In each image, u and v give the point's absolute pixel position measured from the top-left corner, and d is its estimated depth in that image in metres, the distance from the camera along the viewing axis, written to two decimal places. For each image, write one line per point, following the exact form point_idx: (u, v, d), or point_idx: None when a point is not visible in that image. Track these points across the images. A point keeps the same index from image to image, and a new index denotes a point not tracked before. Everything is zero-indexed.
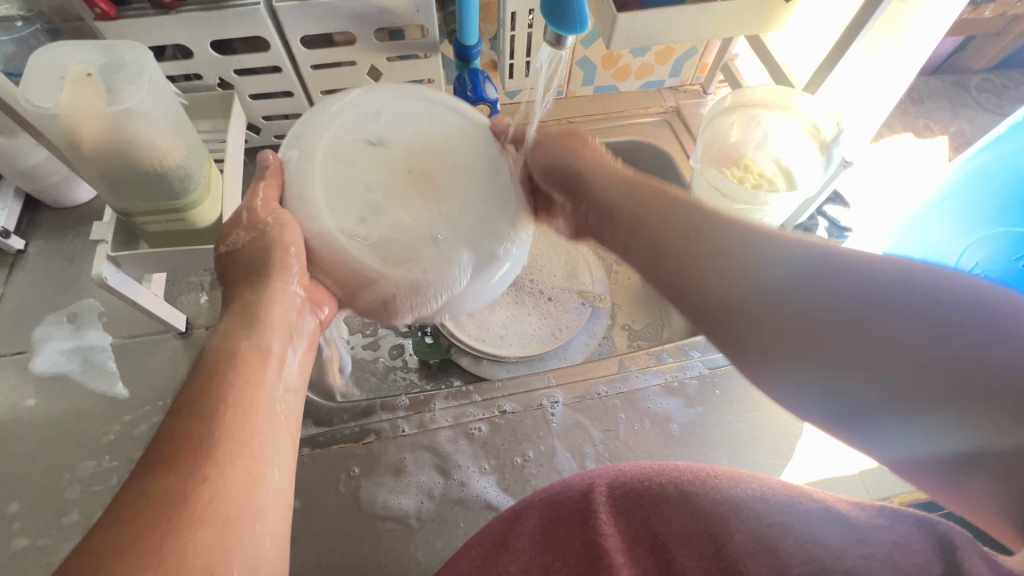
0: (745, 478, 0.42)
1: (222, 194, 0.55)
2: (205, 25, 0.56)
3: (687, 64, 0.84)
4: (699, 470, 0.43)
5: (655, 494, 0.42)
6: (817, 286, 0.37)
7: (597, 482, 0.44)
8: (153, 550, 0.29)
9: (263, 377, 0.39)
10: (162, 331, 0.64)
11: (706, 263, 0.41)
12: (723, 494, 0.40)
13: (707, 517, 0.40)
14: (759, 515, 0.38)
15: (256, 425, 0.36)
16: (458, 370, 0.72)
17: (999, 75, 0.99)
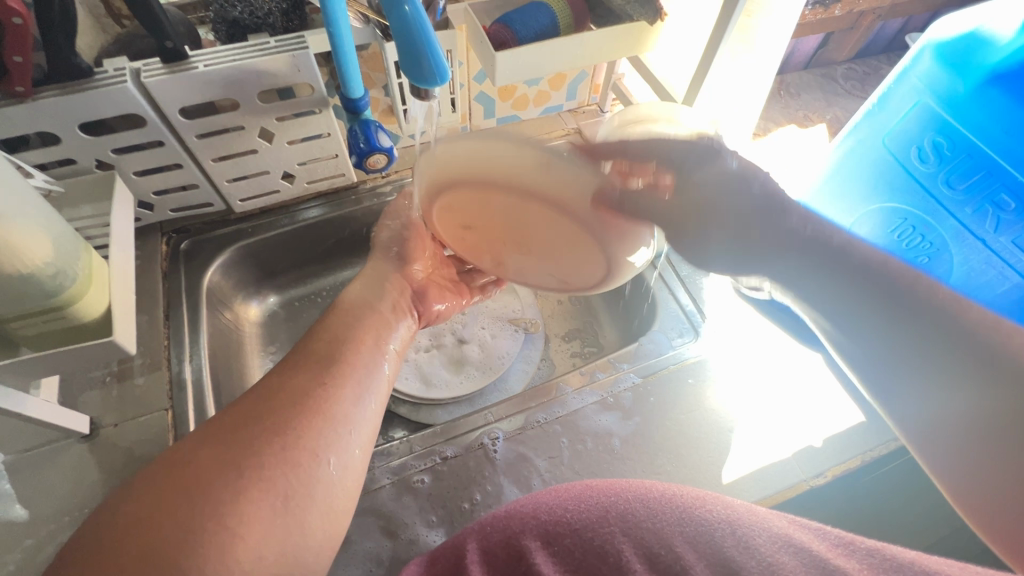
0: (714, 504, 0.43)
1: (109, 282, 0.52)
2: (68, 109, 0.53)
3: (581, 87, 0.88)
4: (675, 501, 0.43)
5: (622, 511, 0.43)
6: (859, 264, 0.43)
7: (570, 500, 0.46)
8: (262, 415, 0.45)
9: (369, 323, 0.58)
10: (62, 437, 0.58)
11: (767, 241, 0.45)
12: (688, 517, 0.41)
13: (670, 543, 0.40)
14: (722, 538, 0.39)
15: (356, 365, 0.52)
16: (400, 420, 0.71)
17: (860, 64, 1.10)
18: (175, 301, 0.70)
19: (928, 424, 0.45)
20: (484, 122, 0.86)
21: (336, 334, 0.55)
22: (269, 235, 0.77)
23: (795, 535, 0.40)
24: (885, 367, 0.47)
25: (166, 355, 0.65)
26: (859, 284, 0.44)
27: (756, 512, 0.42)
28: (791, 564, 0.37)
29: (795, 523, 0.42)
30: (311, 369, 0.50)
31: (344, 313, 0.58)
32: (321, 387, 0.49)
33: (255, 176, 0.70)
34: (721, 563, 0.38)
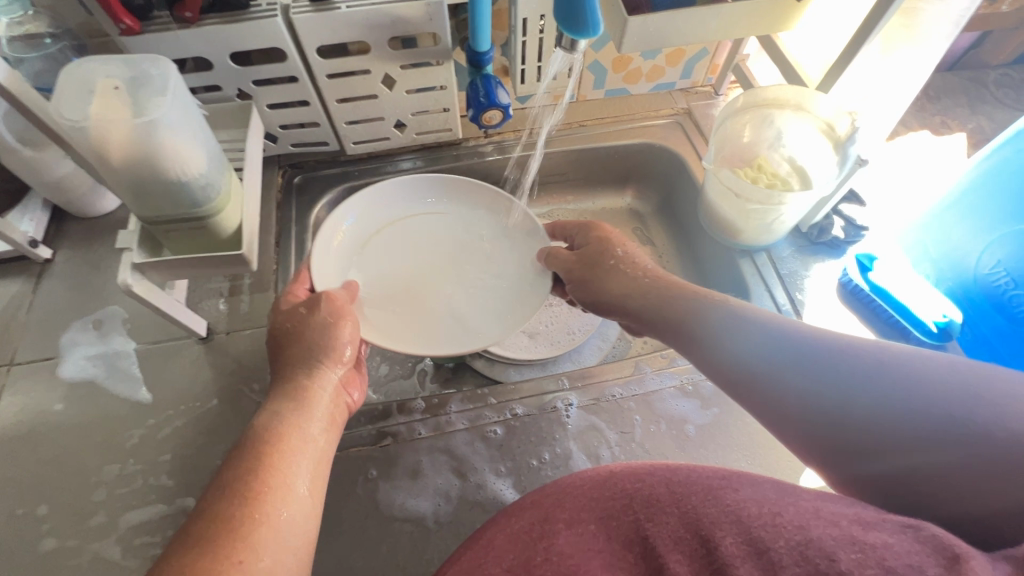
0: (743, 488, 0.37)
1: (241, 201, 0.57)
2: (225, 38, 0.58)
3: (698, 66, 0.84)
4: (699, 479, 0.38)
5: (647, 495, 0.38)
6: (815, 365, 0.41)
7: (594, 491, 0.40)
8: None
9: (284, 461, 0.42)
10: (183, 337, 0.65)
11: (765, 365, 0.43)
12: (718, 496, 0.36)
13: (699, 518, 0.35)
14: (751, 517, 0.34)
15: (274, 517, 0.38)
16: (474, 374, 0.73)
17: (1018, 70, 0.98)
18: (286, 230, 0.75)
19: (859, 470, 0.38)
20: (592, 93, 0.85)
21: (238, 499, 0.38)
22: (374, 180, 0.81)
23: (830, 514, 0.33)
24: (801, 397, 0.41)
25: (273, 279, 0.71)
26: (835, 364, 0.40)
27: (786, 493, 0.36)
28: (826, 540, 0.31)
29: (826, 499, 0.36)
30: (213, 532, 0.36)
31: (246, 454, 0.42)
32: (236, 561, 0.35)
33: (370, 121, 0.73)
34: (755, 543, 0.32)
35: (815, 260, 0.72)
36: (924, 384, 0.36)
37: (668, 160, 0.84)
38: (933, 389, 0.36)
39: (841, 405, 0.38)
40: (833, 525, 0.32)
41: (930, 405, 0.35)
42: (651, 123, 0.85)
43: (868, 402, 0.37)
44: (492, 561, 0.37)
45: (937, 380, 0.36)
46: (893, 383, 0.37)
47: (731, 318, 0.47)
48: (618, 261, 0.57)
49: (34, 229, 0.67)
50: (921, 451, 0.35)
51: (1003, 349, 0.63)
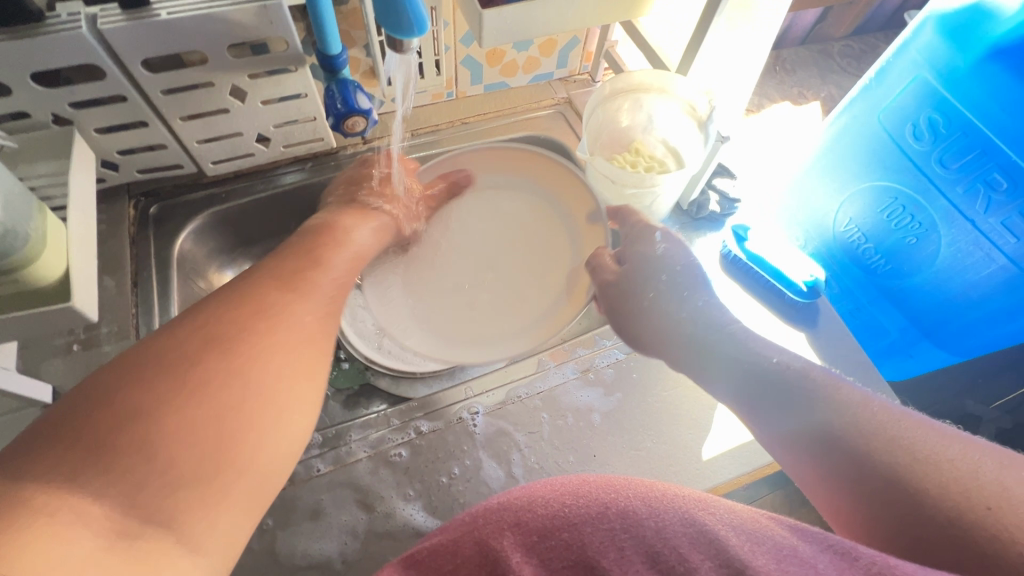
0: (721, 513, 0.38)
1: (67, 244, 0.49)
2: (18, 56, 0.49)
3: (572, 55, 0.84)
4: (678, 501, 0.39)
5: (622, 507, 0.38)
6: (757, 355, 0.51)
7: (567, 497, 0.40)
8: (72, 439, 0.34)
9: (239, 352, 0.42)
10: (24, 406, 0.56)
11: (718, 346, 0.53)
12: (695, 520, 0.37)
13: (676, 545, 0.36)
14: (727, 536, 0.36)
15: (205, 403, 0.38)
16: (380, 393, 0.70)
17: (857, 41, 1.08)
18: (144, 267, 0.67)
19: (787, 443, 0.47)
20: (471, 89, 0.83)
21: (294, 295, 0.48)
22: (245, 201, 0.74)
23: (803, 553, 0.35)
24: (766, 386, 0.49)
25: (133, 323, 0.63)
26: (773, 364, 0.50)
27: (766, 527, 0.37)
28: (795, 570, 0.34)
29: (800, 536, 0.37)
30: (149, 389, 0.37)
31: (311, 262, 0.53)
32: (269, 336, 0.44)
33: (227, 137, 0.67)
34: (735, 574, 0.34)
35: (699, 235, 0.75)
36: (856, 417, 0.44)
37: (555, 151, 0.84)
38: (851, 419, 0.44)
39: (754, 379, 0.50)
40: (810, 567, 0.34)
41: (831, 405, 0.45)
42: (534, 115, 0.84)
43: (787, 385, 0.48)
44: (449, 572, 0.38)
45: (845, 403, 0.45)
46: (823, 394, 0.47)
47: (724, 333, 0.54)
48: (658, 295, 0.58)
49: None
50: (797, 416, 0.47)
51: (863, 298, 0.69)
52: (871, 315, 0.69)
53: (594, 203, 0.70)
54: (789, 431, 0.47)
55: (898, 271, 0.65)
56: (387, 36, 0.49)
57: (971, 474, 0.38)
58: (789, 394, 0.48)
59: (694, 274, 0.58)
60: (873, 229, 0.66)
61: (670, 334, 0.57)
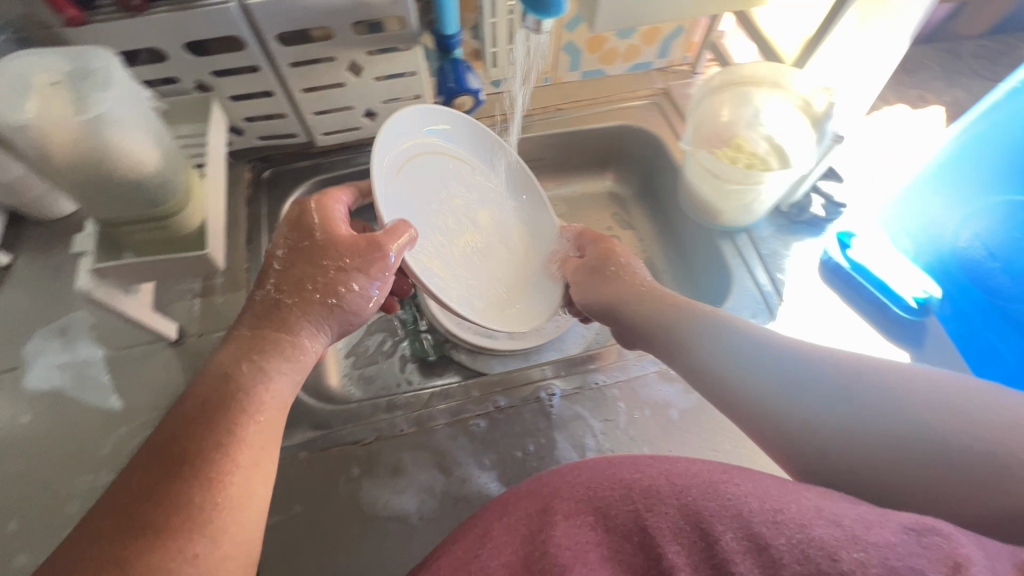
0: (746, 483, 0.36)
1: (203, 199, 0.54)
2: (176, 27, 0.55)
3: (675, 44, 0.82)
4: (702, 474, 0.37)
5: (646, 486, 0.37)
6: (805, 373, 0.42)
7: (592, 479, 0.39)
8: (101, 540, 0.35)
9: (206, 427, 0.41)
10: (153, 341, 0.63)
11: (754, 372, 0.44)
12: (718, 491, 0.35)
13: (698, 511, 0.34)
14: (751, 512, 0.33)
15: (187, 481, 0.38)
16: (457, 365, 0.73)
17: (993, 41, 0.97)
18: (257, 227, 0.72)
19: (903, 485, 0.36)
20: (568, 75, 0.83)
21: (221, 454, 0.40)
22: (347, 172, 0.78)
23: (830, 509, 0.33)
24: (791, 406, 0.42)
25: (246, 277, 0.69)
26: (822, 376, 0.41)
27: (789, 489, 0.36)
28: (828, 540, 0.31)
29: (827, 497, 0.35)
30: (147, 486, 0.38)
31: (232, 386, 0.44)
32: (196, 547, 0.36)
33: (339, 111, 0.71)
34: (756, 541, 0.32)
35: (797, 239, 0.72)
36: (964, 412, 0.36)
37: (647, 142, 0.82)
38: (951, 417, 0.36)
39: (820, 408, 0.40)
40: (834, 527, 0.32)
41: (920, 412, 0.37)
42: (629, 105, 0.83)
43: (862, 406, 0.39)
44: (488, 553, 0.37)
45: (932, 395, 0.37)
46: (903, 398, 0.38)
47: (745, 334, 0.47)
48: (618, 267, 0.62)
49: None
50: (893, 444, 0.37)
51: (979, 321, 0.63)
52: (988, 340, 0.62)
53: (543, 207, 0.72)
54: (896, 468, 0.37)
55: None
56: (527, 14, 0.51)
57: (993, 448, 0.34)
58: (817, 415, 0.40)
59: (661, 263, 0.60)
60: (1003, 246, 0.60)
61: (705, 356, 0.48)
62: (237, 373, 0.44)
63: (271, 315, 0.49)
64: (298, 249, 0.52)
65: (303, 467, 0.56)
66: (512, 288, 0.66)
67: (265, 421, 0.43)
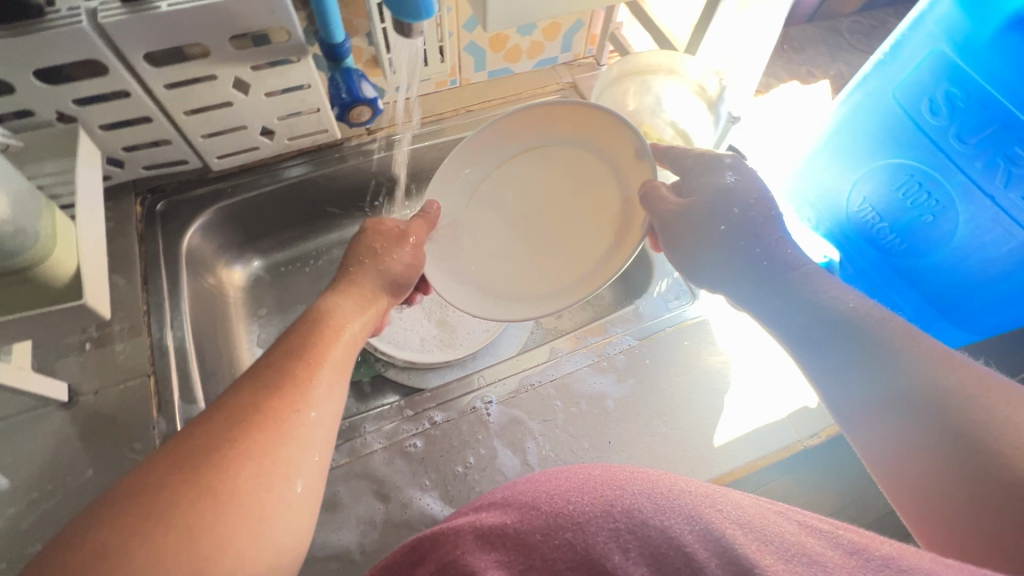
0: (724, 507, 0.33)
1: (75, 242, 0.49)
2: (20, 54, 0.49)
3: (576, 38, 0.83)
4: (680, 497, 0.34)
5: (626, 501, 0.34)
6: (823, 308, 0.51)
7: (557, 493, 0.36)
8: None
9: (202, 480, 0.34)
10: (40, 405, 0.56)
11: (781, 295, 0.55)
12: (701, 515, 0.32)
13: (676, 543, 0.31)
14: (734, 535, 0.31)
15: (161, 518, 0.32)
16: (392, 384, 0.70)
17: (866, 17, 1.05)
18: (153, 264, 0.66)
19: (866, 407, 0.46)
20: (475, 76, 0.82)
21: (317, 355, 0.46)
22: (250, 196, 0.73)
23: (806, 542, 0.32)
24: (840, 345, 0.48)
25: (146, 320, 0.63)
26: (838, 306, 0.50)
27: (771, 513, 0.34)
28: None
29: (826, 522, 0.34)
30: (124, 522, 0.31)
31: (318, 324, 0.49)
32: (293, 414, 0.40)
33: (233, 131, 0.66)
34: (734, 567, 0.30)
35: None
36: (950, 390, 0.41)
37: None
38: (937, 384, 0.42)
39: (831, 337, 0.49)
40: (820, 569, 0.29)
41: (910, 368, 0.43)
42: (540, 101, 0.83)
43: (850, 334, 0.48)
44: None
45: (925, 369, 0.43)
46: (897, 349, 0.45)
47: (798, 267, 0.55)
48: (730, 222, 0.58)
49: None
50: (867, 373, 0.46)
51: (879, 278, 0.68)
52: (887, 295, 0.68)
53: (638, 138, 0.59)
54: (867, 392, 0.46)
55: (915, 248, 0.63)
56: (396, 20, 0.50)
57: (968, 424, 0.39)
58: (810, 331, 0.51)
59: (769, 210, 0.58)
60: (889, 208, 0.64)
61: (736, 286, 0.59)
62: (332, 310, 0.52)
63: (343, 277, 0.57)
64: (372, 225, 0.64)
65: None
66: (563, 265, 0.65)
67: (346, 346, 0.49)
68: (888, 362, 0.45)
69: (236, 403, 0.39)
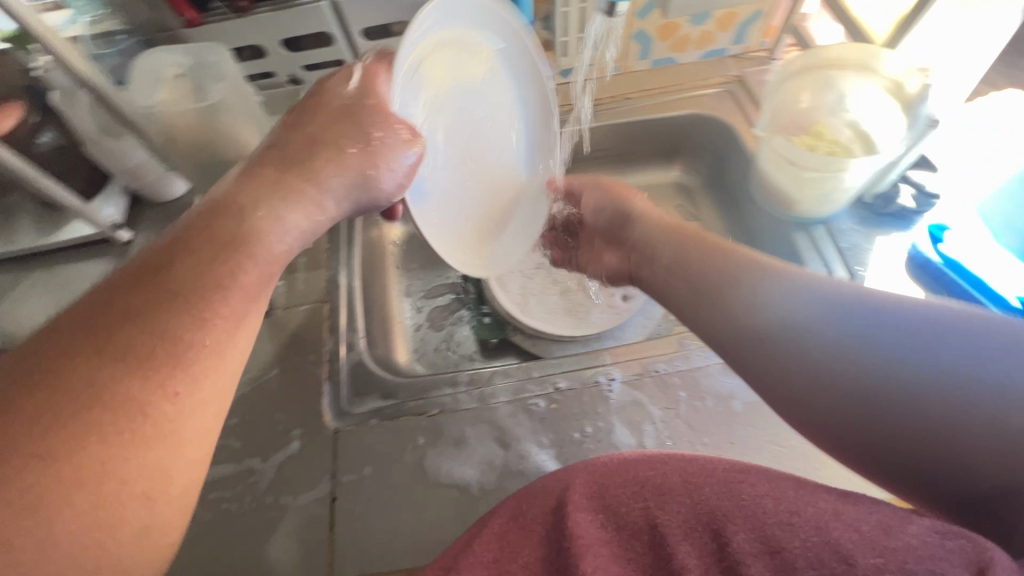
0: (760, 486, 0.38)
1: None
2: (276, 25, 0.60)
3: (751, 30, 0.79)
4: (714, 472, 0.40)
5: (658, 481, 0.40)
6: (821, 298, 0.41)
7: (607, 474, 0.43)
8: None
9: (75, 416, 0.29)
10: None
11: (736, 286, 0.46)
12: (734, 490, 0.38)
13: (712, 511, 0.38)
14: (767, 513, 0.36)
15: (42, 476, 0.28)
16: (515, 348, 0.76)
17: None
18: None
19: (899, 409, 0.36)
20: (638, 64, 0.82)
21: (206, 298, 0.34)
22: None
23: (847, 507, 0.36)
24: (872, 331, 0.38)
25: (326, 258, 0.75)
26: (819, 295, 0.41)
27: (807, 492, 0.37)
28: (846, 542, 0.33)
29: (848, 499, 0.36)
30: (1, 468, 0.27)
31: (215, 237, 0.36)
32: (173, 391, 0.32)
33: None
34: (767, 544, 0.35)
35: (880, 232, 0.67)
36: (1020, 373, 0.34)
37: (718, 131, 0.81)
38: (997, 366, 0.34)
39: (830, 331, 0.40)
40: (853, 528, 0.34)
41: (962, 356, 0.35)
42: (701, 93, 0.81)
43: (858, 323, 0.39)
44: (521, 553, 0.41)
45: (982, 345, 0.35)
46: (922, 333, 0.37)
47: (725, 258, 0.48)
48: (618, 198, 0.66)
49: (115, 213, 0.74)
50: (887, 363, 0.37)
51: None
52: None
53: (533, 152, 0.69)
54: (900, 388, 0.36)
55: None
56: None
57: None
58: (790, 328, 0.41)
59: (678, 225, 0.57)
60: None
61: (698, 274, 0.49)
62: (244, 207, 0.39)
63: (280, 165, 0.44)
64: (336, 112, 0.48)
65: (373, 432, 0.60)
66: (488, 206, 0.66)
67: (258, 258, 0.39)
68: (920, 354, 0.36)
69: (95, 376, 0.30)
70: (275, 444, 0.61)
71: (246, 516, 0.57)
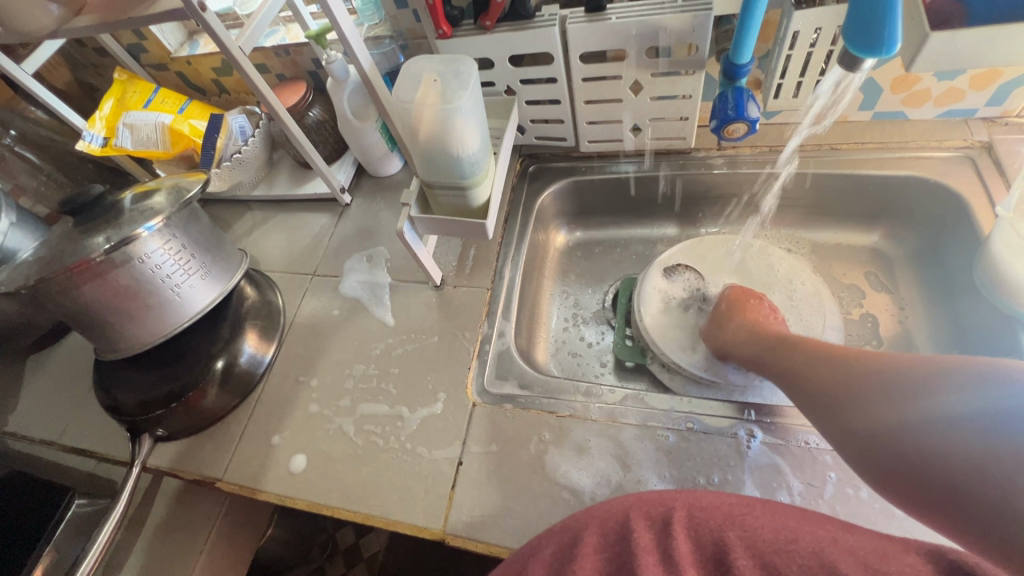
0: (764, 518, 0.46)
1: (493, 180, 0.67)
2: (509, 43, 0.69)
3: (1016, 92, 0.68)
4: (722, 507, 0.48)
5: (668, 516, 0.47)
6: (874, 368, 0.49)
7: (646, 506, 0.49)
8: None
9: None
10: (423, 282, 0.81)
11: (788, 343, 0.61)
12: (736, 522, 0.46)
13: (716, 542, 0.45)
14: (768, 545, 0.43)
15: None
16: (650, 376, 0.77)
17: None
18: (515, 210, 0.85)
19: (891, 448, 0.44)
20: (856, 114, 0.76)
21: None
22: (597, 178, 0.86)
23: (842, 538, 0.43)
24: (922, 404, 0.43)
25: (497, 250, 0.82)
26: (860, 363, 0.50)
27: (808, 523, 0.45)
28: None
29: (846, 531, 0.44)
30: None
31: None
32: None
33: (610, 123, 0.79)
34: (764, 564, 0.42)
35: None
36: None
37: (941, 200, 0.71)
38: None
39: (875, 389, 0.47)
40: (848, 554, 0.41)
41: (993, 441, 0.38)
42: (929, 155, 0.72)
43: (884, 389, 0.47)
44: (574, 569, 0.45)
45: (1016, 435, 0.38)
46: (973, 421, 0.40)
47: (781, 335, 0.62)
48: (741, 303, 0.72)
49: (344, 180, 0.91)
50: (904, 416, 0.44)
51: None
52: None
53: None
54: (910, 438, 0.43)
55: None
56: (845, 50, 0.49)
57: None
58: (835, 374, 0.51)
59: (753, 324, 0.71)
60: None
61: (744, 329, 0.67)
62: None
63: None
64: None
65: (505, 416, 0.65)
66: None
67: None
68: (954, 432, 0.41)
69: None
70: (423, 400, 0.70)
71: (388, 452, 0.66)
